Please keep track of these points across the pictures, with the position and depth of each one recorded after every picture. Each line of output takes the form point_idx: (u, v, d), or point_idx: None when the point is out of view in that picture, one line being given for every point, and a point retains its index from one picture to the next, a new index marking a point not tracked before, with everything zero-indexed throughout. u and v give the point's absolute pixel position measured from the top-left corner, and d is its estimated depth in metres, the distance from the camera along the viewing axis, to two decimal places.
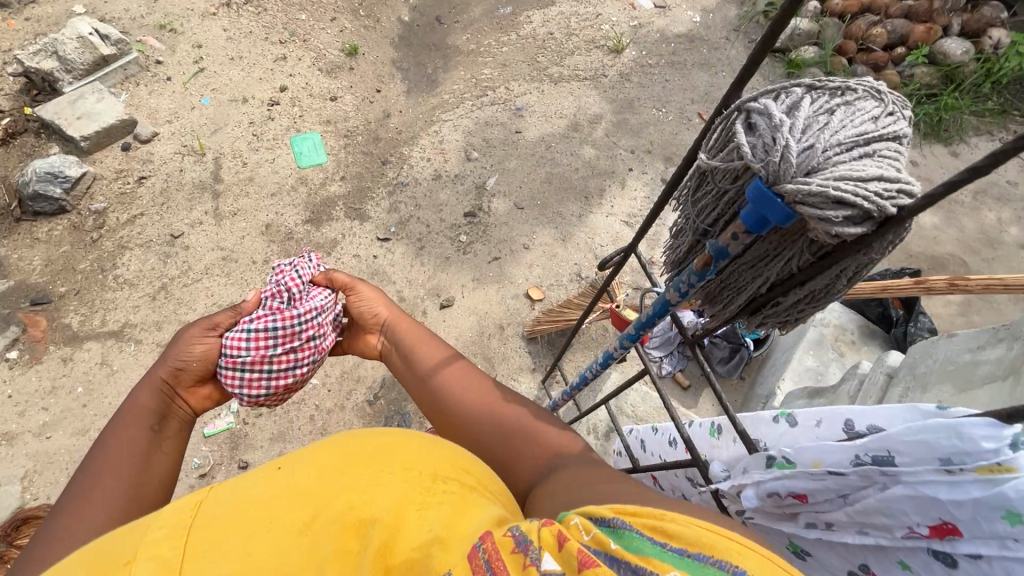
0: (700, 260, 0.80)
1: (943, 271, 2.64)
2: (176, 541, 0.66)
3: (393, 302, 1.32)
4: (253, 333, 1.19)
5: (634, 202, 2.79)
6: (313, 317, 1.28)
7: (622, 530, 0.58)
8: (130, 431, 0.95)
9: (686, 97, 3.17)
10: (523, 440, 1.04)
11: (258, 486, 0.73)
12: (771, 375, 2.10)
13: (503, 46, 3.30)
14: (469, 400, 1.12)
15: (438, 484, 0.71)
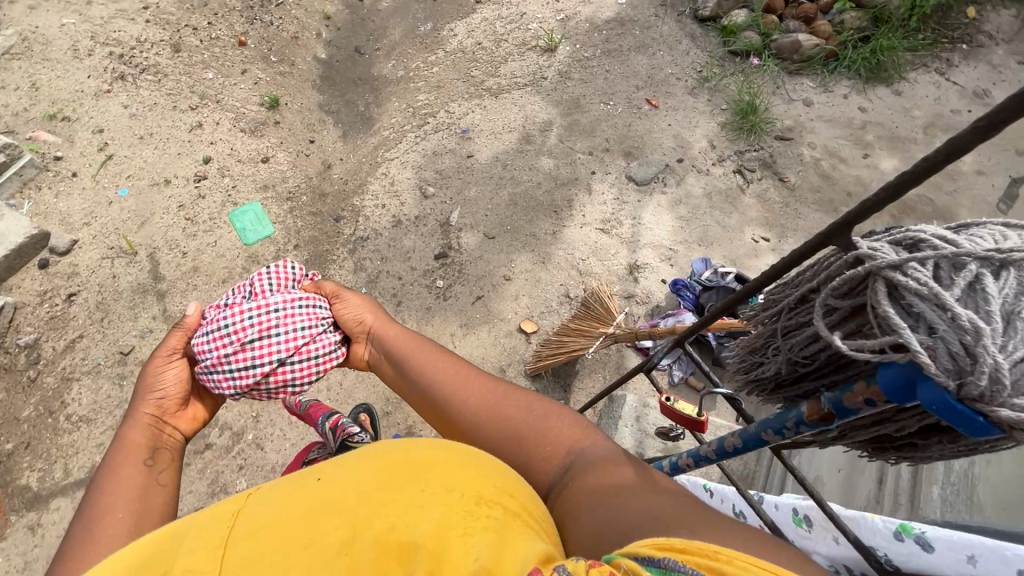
0: (812, 410, 0.71)
1: (914, 215, 2.67)
2: (212, 554, 0.70)
3: (379, 309, 1.34)
4: (212, 336, 1.22)
5: (605, 206, 2.69)
6: (263, 311, 1.25)
7: (673, 571, 0.59)
8: (127, 461, 1.07)
9: (631, 84, 3.08)
10: (523, 437, 1.05)
11: (292, 498, 0.77)
12: None
13: (433, 66, 3.12)
14: (467, 403, 1.14)
15: (482, 508, 0.71)
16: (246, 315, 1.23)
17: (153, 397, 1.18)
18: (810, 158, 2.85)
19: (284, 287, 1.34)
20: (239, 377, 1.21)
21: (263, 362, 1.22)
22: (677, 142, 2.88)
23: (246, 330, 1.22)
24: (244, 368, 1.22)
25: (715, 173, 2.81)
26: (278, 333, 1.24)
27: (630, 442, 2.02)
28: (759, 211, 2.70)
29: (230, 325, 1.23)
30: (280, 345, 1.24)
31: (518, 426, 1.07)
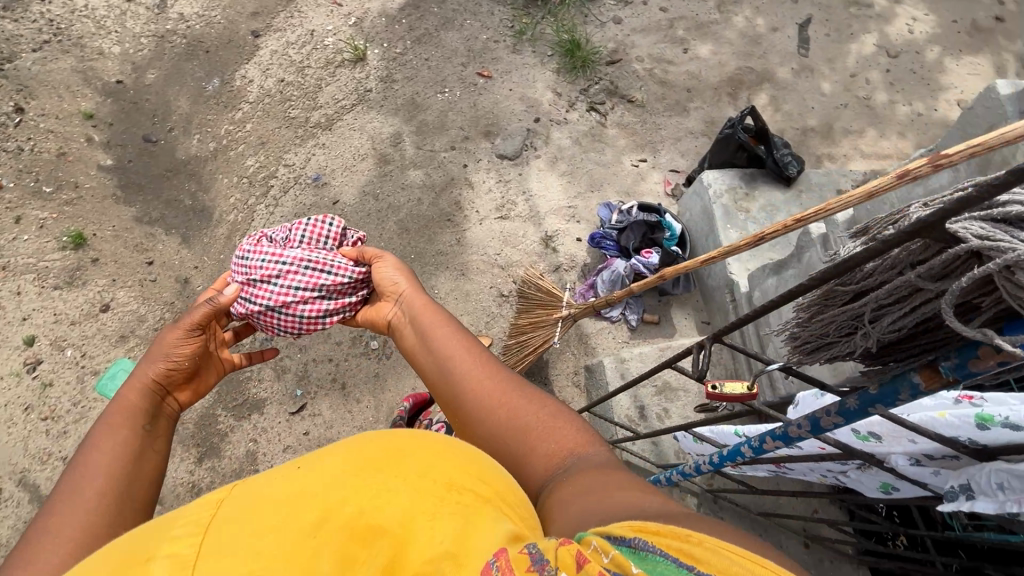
0: (924, 377, 0.64)
1: (744, 87, 2.94)
2: (191, 540, 0.56)
3: (415, 279, 1.40)
4: (242, 259, 1.52)
5: (493, 193, 2.62)
6: (270, 260, 1.49)
7: (645, 552, 0.50)
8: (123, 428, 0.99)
9: (456, 64, 2.97)
10: (523, 427, 1.00)
11: (274, 483, 0.63)
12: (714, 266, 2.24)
13: (245, 123, 2.75)
14: (482, 379, 1.11)
15: (451, 494, 0.61)
16: (262, 258, 1.49)
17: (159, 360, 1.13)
18: (643, 70, 2.99)
19: (314, 243, 1.59)
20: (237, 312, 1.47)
21: (255, 302, 1.46)
22: (525, 104, 2.87)
23: (256, 271, 1.48)
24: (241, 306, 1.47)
25: (573, 119, 2.84)
26: (278, 280, 1.47)
27: (628, 401, 2.08)
28: (625, 137, 2.80)
29: (247, 262, 1.50)
30: (277, 291, 1.46)
31: (522, 413, 1.03)
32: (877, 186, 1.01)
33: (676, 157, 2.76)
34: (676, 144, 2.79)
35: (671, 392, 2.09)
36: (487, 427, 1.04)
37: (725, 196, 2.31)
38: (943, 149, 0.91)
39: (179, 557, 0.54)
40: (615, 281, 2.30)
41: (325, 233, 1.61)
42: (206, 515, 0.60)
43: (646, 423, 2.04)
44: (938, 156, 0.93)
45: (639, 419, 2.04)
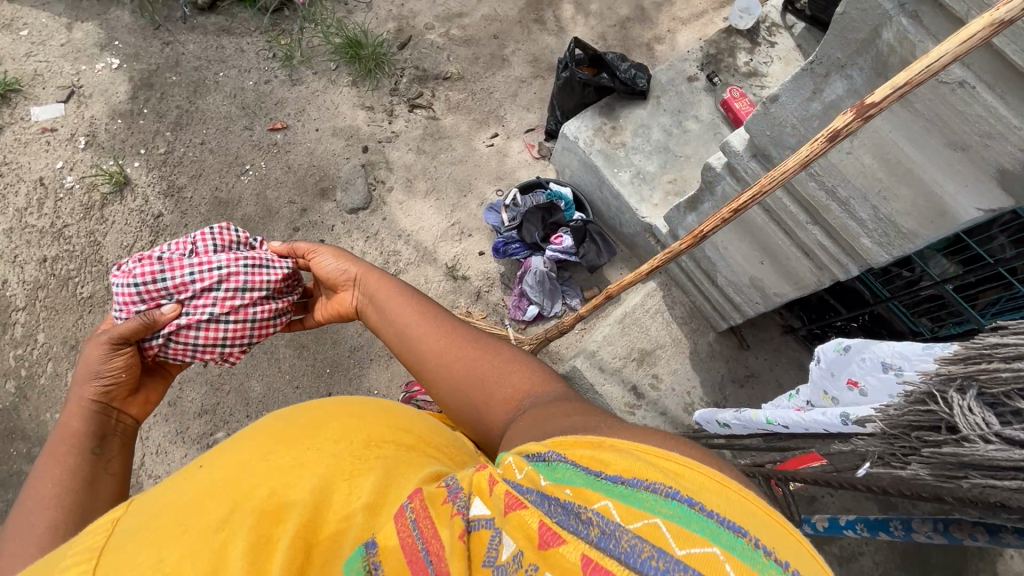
0: None
1: (545, 7, 2.69)
2: (83, 566, 0.57)
3: (364, 259, 1.28)
4: (139, 286, 1.22)
5: (368, 255, 2.28)
6: (198, 270, 1.23)
7: (557, 463, 0.55)
8: (72, 450, 0.97)
9: (240, 132, 2.46)
10: (483, 376, 0.99)
11: (177, 489, 0.65)
12: (623, 215, 2.13)
13: (34, 335, 2.12)
14: (443, 339, 1.07)
15: (372, 449, 0.71)
16: (187, 270, 1.22)
17: (91, 377, 1.09)
18: (440, 37, 2.63)
19: (232, 247, 1.31)
20: (166, 332, 1.21)
21: (191, 317, 1.22)
22: (342, 139, 2.46)
23: (184, 284, 1.22)
24: (170, 327, 1.21)
25: (401, 128, 2.48)
26: (218, 290, 1.23)
27: (619, 389, 1.99)
28: (464, 119, 2.51)
29: (167, 279, 1.22)
30: (219, 301, 1.23)
31: (481, 365, 1.00)
32: (808, 153, 0.88)
33: (523, 114, 2.52)
34: (515, 101, 2.54)
35: (650, 356, 2.03)
36: (448, 383, 1.03)
37: (596, 142, 2.14)
38: (869, 99, 0.78)
39: None
40: (543, 279, 2.12)
41: (241, 234, 1.34)
42: (103, 536, 0.61)
43: (646, 399, 1.97)
44: (864, 105, 0.80)
45: (638, 400, 1.97)
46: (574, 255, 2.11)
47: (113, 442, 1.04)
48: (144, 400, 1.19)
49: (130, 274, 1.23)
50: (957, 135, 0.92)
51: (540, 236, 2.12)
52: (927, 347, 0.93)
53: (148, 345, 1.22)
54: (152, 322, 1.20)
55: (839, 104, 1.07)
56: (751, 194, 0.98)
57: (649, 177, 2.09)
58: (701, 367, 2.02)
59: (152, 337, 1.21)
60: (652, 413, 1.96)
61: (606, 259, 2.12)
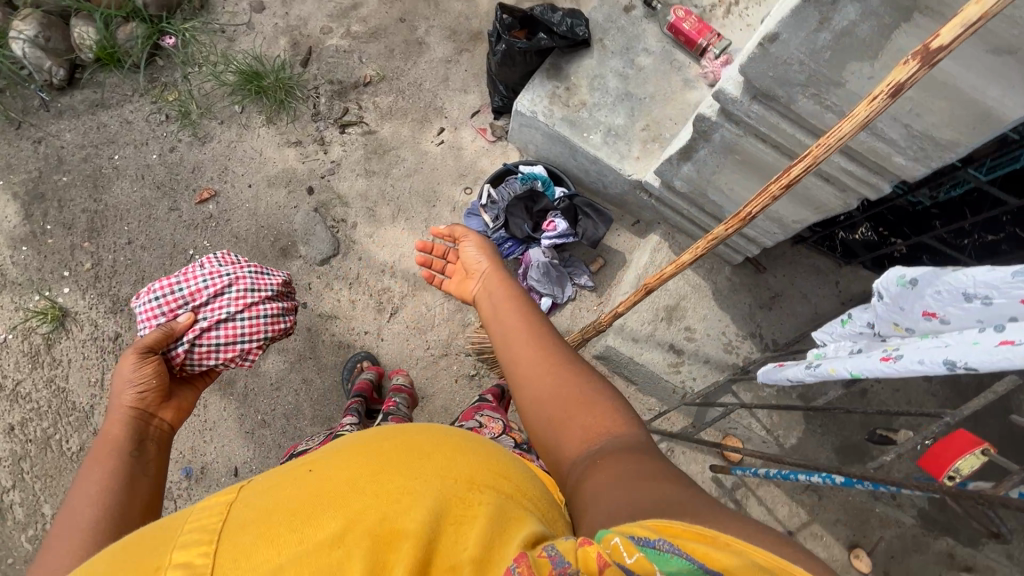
0: None
1: None
2: (203, 549, 0.54)
3: (497, 255, 1.24)
4: (161, 298, 1.35)
5: (358, 301, 2.12)
6: (208, 278, 1.38)
7: (669, 553, 0.48)
8: (111, 454, 1.03)
9: (166, 216, 2.19)
10: (573, 405, 0.90)
11: (285, 489, 0.59)
12: (606, 178, 2.01)
13: (38, 509, 1.92)
14: (543, 352, 0.99)
15: (477, 491, 0.59)
16: (200, 279, 1.37)
17: (127, 388, 1.16)
18: (342, 39, 2.34)
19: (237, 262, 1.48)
20: (187, 337, 1.33)
21: (208, 319, 1.35)
22: (282, 187, 2.22)
23: (198, 294, 1.36)
24: (192, 331, 1.34)
25: (340, 155, 2.25)
26: (228, 292, 1.38)
27: (658, 353, 1.95)
28: (403, 124, 2.29)
29: (183, 291, 1.36)
30: (230, 301, 1.37)
31: (578, 396, 0.91)
32: (862, 114, 0.79)
33: (462, 98, 2.31)
34: (450, 86, 2.31)
35: (677, 310, 1.99)
36: (532, 399, 0.95)
37: (556, 111, 1.98)
38: (936, 42, 0.68)
39: (194, 567, 0.53)
40: (547, 270, 2.01)
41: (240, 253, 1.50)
42: (219, 515, 0.57)
43: (686, 354, 1.95)
44: (927, 49, 0.70)
45: (679, 356, 1.95)
46: (571, 235, 1.99)
47: (151, 450, 1.10)
48: (174, 409, 1.25)
49: (149, 295, 1.36)
50: (1000, 39, 0.85)
51: (530, 226, 2.00)
52: (1013, 274, 0.92)
53: (173, 354, 1.32)
54: (173, 328, 1.31)
55: (853, 30, 0.98)
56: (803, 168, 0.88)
57: (621, 132, 1.96)
58: (727, 304, 2.00)
59: (176, 345, 1.32)
60: (697, 365, 1.94)
61: (604, 232, 2.01)
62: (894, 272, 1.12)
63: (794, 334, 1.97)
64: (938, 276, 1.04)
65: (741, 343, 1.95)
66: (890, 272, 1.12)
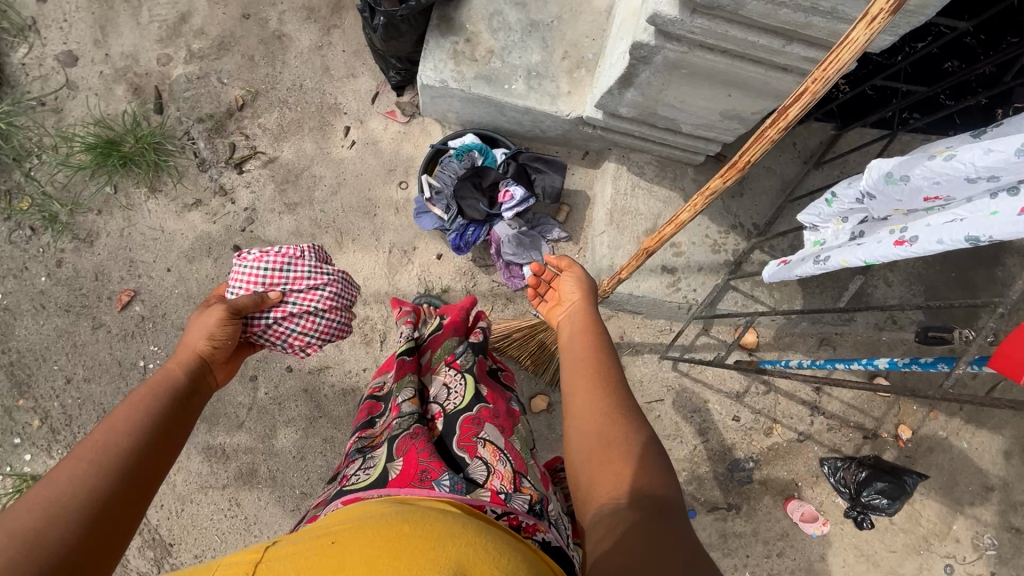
0: None
1: None
2: None
3: (590, 288, 1.26)
4: (269, 271, 1.61)
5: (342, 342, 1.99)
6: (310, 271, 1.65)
7: None
8: (157, 395, 0.96)
9: (93, 337, 1.92)
10: (612, 457, 0.91)
11: (306, 560, 0.58)
12: (543, 124, 1.86)
13: None
14: (598, 398, 0.99)
15: None
16: (304, 270, 1.65)
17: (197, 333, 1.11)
18: (188, 65, 1.99)
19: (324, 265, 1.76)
20: (273, 314, 1.58)
21: (296, 302, 1.62)
22: (204, 257, 1.96)
23: (299, 278, 1.64)
24: (278, 308, 1.59)
25: (251, 199, 1.99)
26: (320, 286, 1.66)
27: (654, 278, 1.94)
28: (302, 138, 2.01)
29: (288, 273, 1.62)
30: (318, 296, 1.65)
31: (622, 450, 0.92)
32: (861, 38, 0.70)
33: (352, 85, 2.04)
34: (334, 77, 2.03)
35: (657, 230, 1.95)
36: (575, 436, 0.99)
37: (465, 73, 1.76)
38: None
39: None
40: (518, 238, 1.90)
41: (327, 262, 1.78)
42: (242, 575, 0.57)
43: (680, 270, 1.95)
44: None
45: (674, 275, 1.95)
46: (529, 197, 1.86)
47: (190, 410, 0.99)
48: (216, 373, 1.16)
49: (257, 258, 1.61)
50: None
51: (486, 203, 1.85)
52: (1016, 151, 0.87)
53: (253, 320, 1.56)
54: (266, 299, 1.55)
55: None
56: (799, 104, 0.79)
57: (542, 71, 1.77)
58: (700, 206, 1.98)
59: (261, 314, 1.56)
60: (692, 276, 1.96)
61: (562, 182, 1.89)
62: (879, 169, 1.07)
63: (769, 211, 1.98)
64: (920, 163, 1.00)
65: (724, 239, 1.96)
66: (874, 166, 1.07)
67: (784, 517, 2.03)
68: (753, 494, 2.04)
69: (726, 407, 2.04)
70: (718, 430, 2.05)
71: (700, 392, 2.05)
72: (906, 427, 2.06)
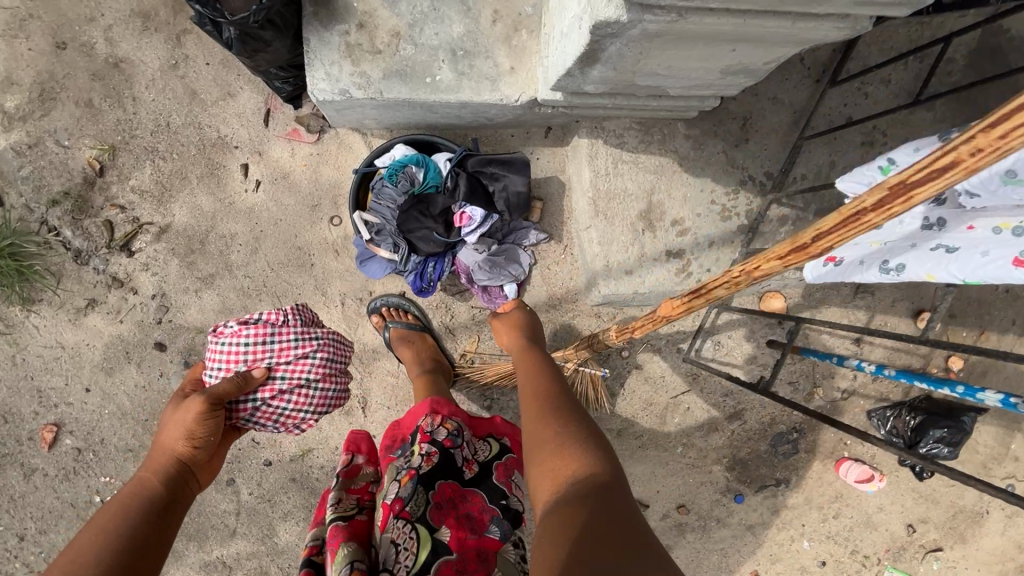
0: None
1: None
2: None
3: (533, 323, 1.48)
4: (249, 344, 1.35)
5: (319, 418, 1.71)
6: (292, 339, 1.39)
7: None
8: (147, 492, 1.12)
9: (30, 485, 1.63)
10: (529, 434, 1.07)
11: None
12: (487, 112, 1.43)
13: None
14: (542, 406, 1.13)
15: None
16: (291, 338, 1.39)
17: (184, 426, 1.20)
18: (12, 132, 1.51)
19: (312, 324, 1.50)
20: (262, 393, 1.35)
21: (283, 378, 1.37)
22: (125, 366, 1.62)
23: (283, 348, 1.38)
24: (266, 387, 1.36)
25: (155, 283, 1.60)
26: (305, 354, 1.40)
27: (660, 268, 1.62)
28: (193, 192, 1.59)
29: (270, 345, 1.37)
30: (304, 365, 1.40)
31: (553, 437, 1.03)
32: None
33: (234, 108, 1.57)
34: (207, 102, 1.56)
35: (653, 210, 1.60)
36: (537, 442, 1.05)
37: (369, 72, 1.30)
38: None
39: None
40: (491, 262, 1.57)
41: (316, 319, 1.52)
42: None
43: (688, 251, 1.63)
44: None
45: (682, 257, 1.63)
46: (495, 215, 1.50)
47: (172, 506, 1.13)
48: (215, 464, 1.29)
49: (233, 332, 1.36)
50: None
51: (441, 232, 1.48)
52: None
53: (239, 404, 1.34)
54: (249, 379, 1.32)
55: None
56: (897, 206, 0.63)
57: (470, 47, 1.31)
58: (698, 166, 1.61)
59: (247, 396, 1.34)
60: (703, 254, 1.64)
61: (528, 182, 1.50)
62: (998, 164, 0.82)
63: (779, 153, 1.63)
64: None
65: (734, 201, 1.62)
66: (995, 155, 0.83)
67: (837, 479, 1.88)
68: (802, 464, 1.88)
69: (761, 383, 1.82)
70: (754, 408, 1.85)
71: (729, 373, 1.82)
72: (956, 357, 1.86)
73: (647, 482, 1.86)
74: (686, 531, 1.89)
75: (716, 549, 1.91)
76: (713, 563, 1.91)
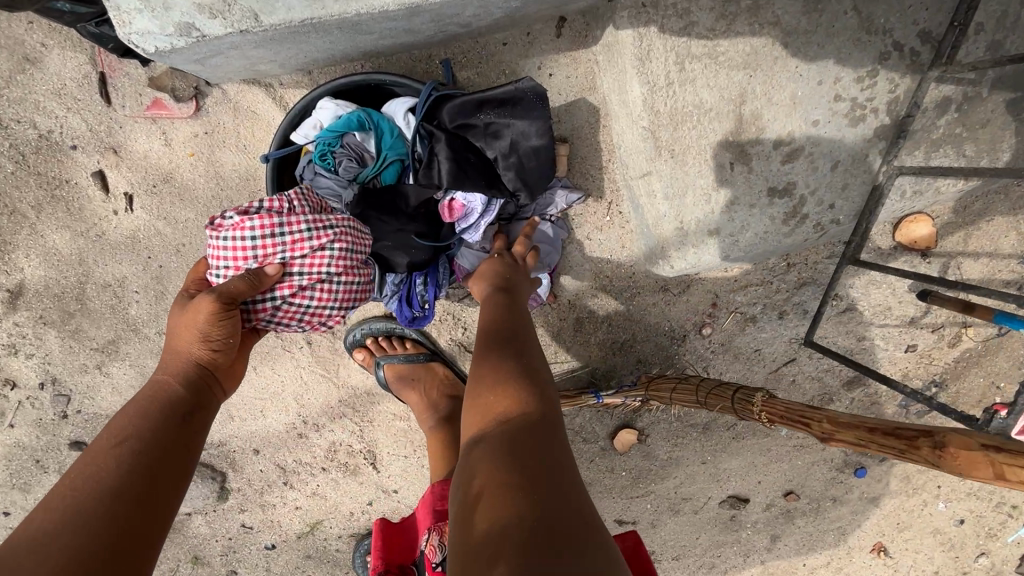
0: None
1: None
2: None
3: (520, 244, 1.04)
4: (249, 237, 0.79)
5: (319, 485, 1.31)
6: (315, 225, 0.82)
7: None
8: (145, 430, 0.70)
9: None
10: (478, 367, 0.73)
11: None
12: (458, 14, 0.80)
13: None
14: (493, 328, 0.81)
15: None
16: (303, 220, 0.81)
17: (196, 324, 0.75)
18: None
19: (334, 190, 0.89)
20: (278, 294, 0.84)
21: (303, 278, 0.84)
22: (42, 477, 1.19)
23: (299, 240, 0.82)
24: (284, 285, 0.84)
25: (38, 367, 1.12)
26: (333, 246, 0.84)
27: (758, 218, 1.07)
28: (37, 230, 1.03)
29: (281, 234, 0.81)
30: (333, 262, 0.85)
31: (504, 377, 0.69)
32: None
33: (46, 83, 0.96)
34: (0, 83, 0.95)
35: (741, 130, 1.02)
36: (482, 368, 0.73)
37: None
38: None
39: None
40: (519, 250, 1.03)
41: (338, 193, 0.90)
42: None
43: (800, 183, 1.06)
44: None
45: (791, 194, 1.07)
46: (506, 194, 0.94)
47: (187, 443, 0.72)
48: (242, 368, 0.87)
49: (236, 216, 0.80)
50: None
51: (424, 233, 0.95)
52: None
53: (255, 304, 0.84)
54: (262, 280, 0.80)
55: None
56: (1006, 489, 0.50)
57: None
58: (812, 42, 0.98)
59: (262, 294, 0.84)
60: (824, 183, 1.06)
61: (548, 129, 0.91)
62: None
63: None
64: None
65: (868, 91, 1.02)
66: None
67: None
68: None
69: (891, 337, 1.34)
70: (882, 368, 1.38)
71: (848, 332, 1.33)
72: None
73: (745, 475, 1.47)
74: (795, 517, 1.54)
75: (832, 529, 1.56)
76: (829, 543, 1.58)
